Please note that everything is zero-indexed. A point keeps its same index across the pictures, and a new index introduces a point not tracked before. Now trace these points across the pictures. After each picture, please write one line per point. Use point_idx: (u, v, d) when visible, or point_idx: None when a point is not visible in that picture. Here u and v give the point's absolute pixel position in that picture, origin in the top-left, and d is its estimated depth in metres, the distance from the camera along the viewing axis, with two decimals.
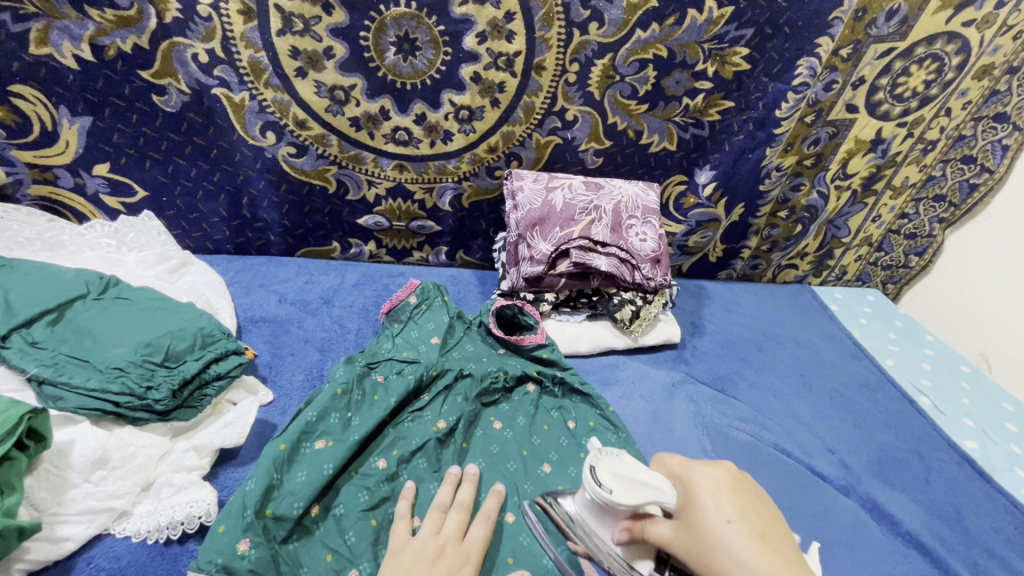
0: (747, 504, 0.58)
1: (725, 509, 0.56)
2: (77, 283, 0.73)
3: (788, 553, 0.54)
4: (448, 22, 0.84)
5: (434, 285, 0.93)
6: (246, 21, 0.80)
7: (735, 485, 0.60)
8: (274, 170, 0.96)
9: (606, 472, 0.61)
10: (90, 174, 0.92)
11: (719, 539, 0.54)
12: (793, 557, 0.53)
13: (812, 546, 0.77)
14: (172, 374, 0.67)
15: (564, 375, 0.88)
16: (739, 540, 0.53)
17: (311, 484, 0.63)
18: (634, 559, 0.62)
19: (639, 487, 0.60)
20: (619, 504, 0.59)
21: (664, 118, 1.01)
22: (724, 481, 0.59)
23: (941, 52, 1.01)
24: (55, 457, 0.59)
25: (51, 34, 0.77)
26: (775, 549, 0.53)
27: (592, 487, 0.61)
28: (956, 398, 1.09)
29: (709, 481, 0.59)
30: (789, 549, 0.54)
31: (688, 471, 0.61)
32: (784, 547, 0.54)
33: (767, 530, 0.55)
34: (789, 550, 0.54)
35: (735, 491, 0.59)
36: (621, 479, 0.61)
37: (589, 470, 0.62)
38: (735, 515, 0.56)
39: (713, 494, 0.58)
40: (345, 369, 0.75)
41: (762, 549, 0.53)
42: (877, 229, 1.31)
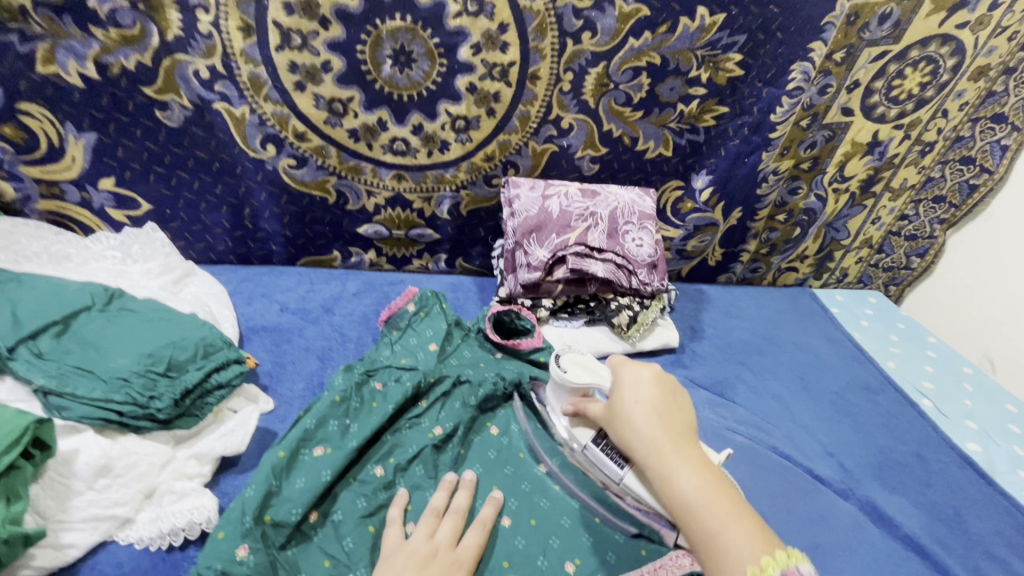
0: (661, 392, 0.69)
1: (639, 395, 0.68)
2: (82, 295, 0.74)
3: (683, 430, 0.65)
4: (443, 34, 0.86)
5: (432, 292, 0.93)
6: (245, 37, 0.82)
7: (656, 377, 0.70)
8: (274, 181, 0.98)
9: (568, 360, 0.76)
10: (96, 189, 0.94)
11: (627, 415, 0.66)
12: (684, 434, 0.65)
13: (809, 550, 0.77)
14: (174, 384, 0.68)
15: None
16: (642, 417, 0.65)
17: (309, 491, 0.65)
18: (579, 433, 0.75)
19: (590, 372, 0.74)
20: (571, 380, 0.74)
21: (659, 124, 1.02)
22: (644, 374, 0.70)
23: (936, 53, 1.01)
24: (60, 466, 0.60)
25: (57, 53, 0.79)
26: (668, 425, 0.65)
27: (555, 367, 0.77)
28: (958, 400, 1.08)
29: (633, 373, 0.70)
30: (683, 427, 0.66)
31: (619, 364, 0.73)
32: (680, 427, 0.65)
33: (671, 413, 0.67)
34: (681, 428, 0.65)
35: (653, 381, 0.70)
36: (579, 366, 0.75)
37: (555, 359, 0.77)
38: (646, 399, 0.67)
39: (631, 382, 0.69)
40: (343, 377, 0.76)
41: (658, 425, 0.65)
42: (877, 231, 1.31)
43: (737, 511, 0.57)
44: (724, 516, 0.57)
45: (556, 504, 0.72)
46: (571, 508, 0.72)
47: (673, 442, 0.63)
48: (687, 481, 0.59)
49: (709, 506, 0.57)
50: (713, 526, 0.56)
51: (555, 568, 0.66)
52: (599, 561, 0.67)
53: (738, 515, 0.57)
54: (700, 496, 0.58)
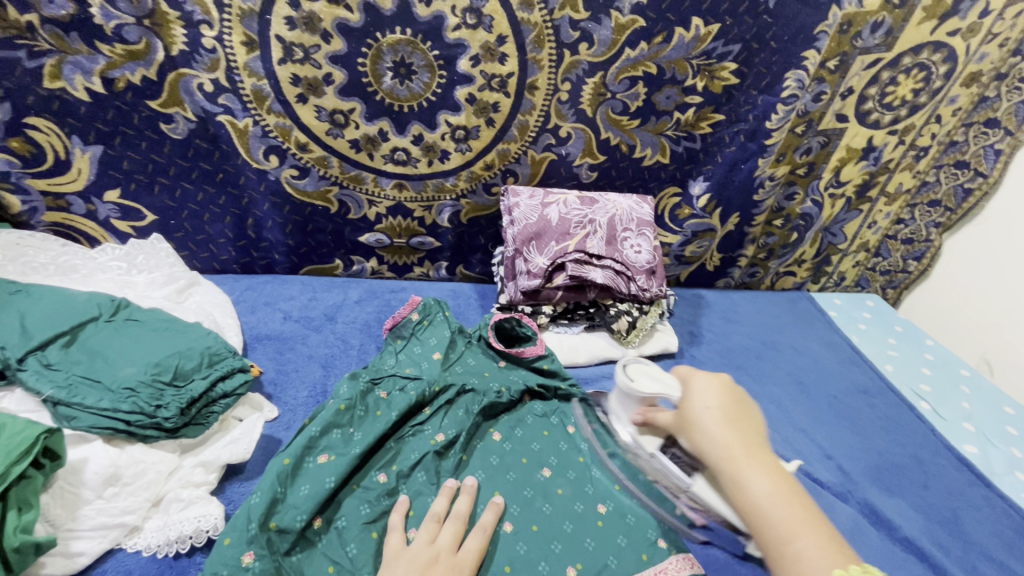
0: (734, 402, 0.65)
1: (709, 402, 0.65)
2: (89, 305, 0.76)
3: (756, 435, 0.62)
4: (442, 46, 0.87)
5: (435, 300, 0.96)
6: (248, 52, 0.83)
7: (728, 388, 0.67)
8: (277, 192, 0.99)
9: (634, 369, 0.77)
10: (101, 201, 0.95)
11: (698, 420, 0.64)
12: (756, 437, 0.62)
13: None
14: (180, 393, 0.69)
15: (567, 388, 0.91)
16: (715, 423, 0.62)
17: (313, 497, 0.66)
18: (645, 442, 0.76)
19: (657, 380, 0.75)
20: (638, 389, 0.75)
21: (656, 132, 1.03)
22: (719, 384, 0.67)
23: (928, 60, 1.02)
24: (69, 475, 0.61)
25: (64, 68, 0.81)
26: (740, 429, 0.62)
27: (621, 375, 0.78)
28: (956, 403, 1.09)
29: (704, 383, 0.67)
30: (756, 433, 0.63)
31: (690, 374, 0.69)
32: (753, 432, 0.62)
33: (742, 418, 0.63)
34: (752, 431, 0.62)
35: (727, 394, 0.66)
36: (645, 374, 0.76)
37: (621, 366, 0.78)
38: (718, 408, 0.64)
39: (704, 394, 0.66)
40: (348, 386, 0.77)
41: (730, 429, 0.62)
42: (874, 235, 1.32)
43: (811, 520, 0.54)
44: (797, 525, 0.53)
45: (558, 509, 0.73)
46: (574, 513, 0.73)
47: (742, 443, 0.60)
48: (759, 485, 0.56)
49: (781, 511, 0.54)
50: (785, 534, 0.53)
51: (557, 572, 0.66)
52: (601, 565, 0.68)
53: (814, 525, 0.53)
54: (773, 501, 0.55)
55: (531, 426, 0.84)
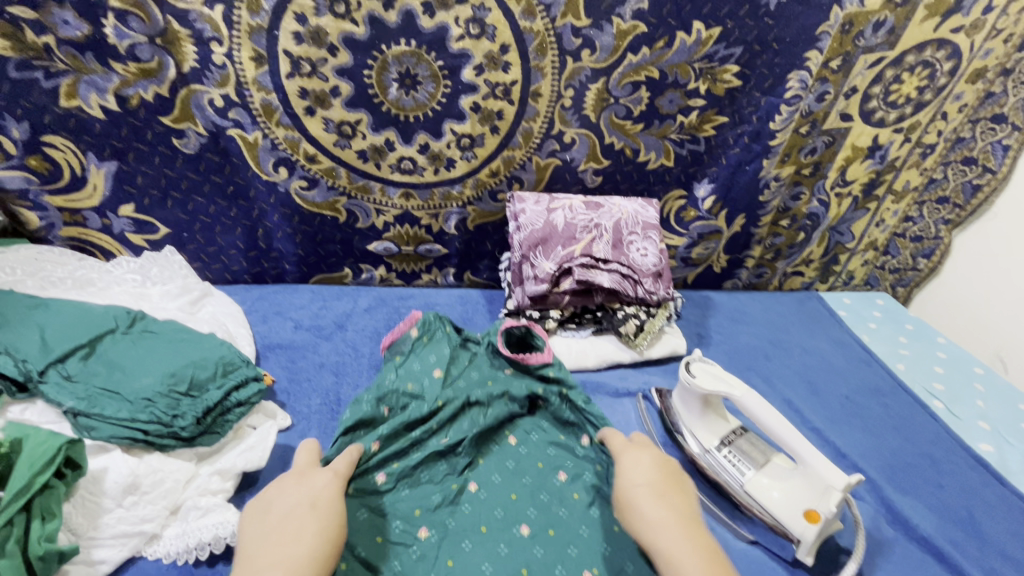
0: (661, 475, 0.71)
1: (633, 476, 0.71)
2: (107, 318, 0.77)
3: (684, 506, 0.67)
4: (447, 57, 0.89)
5: (435, 314, 0.90)
6: (257, 67, 0.85)
7: (651, 460, 0.73)
8: (287, 203, 1.01)
9: (698, 367, 0.83)
10: (116, 215, 0.97)
11: (631, 500, 0.68)
12: (679, 504, 0.67)
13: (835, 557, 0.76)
14: (196, 402, 0.71)
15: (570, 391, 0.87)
16: (645, 501, 0.67)
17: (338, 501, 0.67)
18: (703, 437, 0.84)
19: (719, 379, 0.81)
20: (698, 385, 0.81)
21: (660, 136, 1.04)
22: (637, 460, 0.73)
23: (932, 58, 1.02)
24: (91, 484, 0.63)
25: (80, 88, 0.83)
26: (672, 506, 0.67)
27: (684, 372, 0.84)
28: (970, 401, 1.08)
29: (631, 460, 0.73)
30: (682, 503, 0.68)
31: (623, 450, 0.76)
32: (671, 499, 0.68)
33: (664, 489, 0.69)
34: (684, 507, 0.67)
35: (652, 466, 0.72)
36: (707, 372, 0.83)
37: (685, 363, 0.85)
38: (647, 484, 0.69)
39: (630, 465, 0.73)
40: (351, 411, 0.76)
41: (656, 502, 0.67)
42: (881, 233, 1.32)
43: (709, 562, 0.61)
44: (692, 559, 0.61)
45: (574, 513, 0.73)
46: (590, 517, 0.73)
47: (674, 520, 0.65)
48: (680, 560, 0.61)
49: (679, 548, 0.62)
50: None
51: None
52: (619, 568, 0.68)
53: (697, 552, 0.62)
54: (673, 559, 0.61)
55: (546, 431, 0.84)
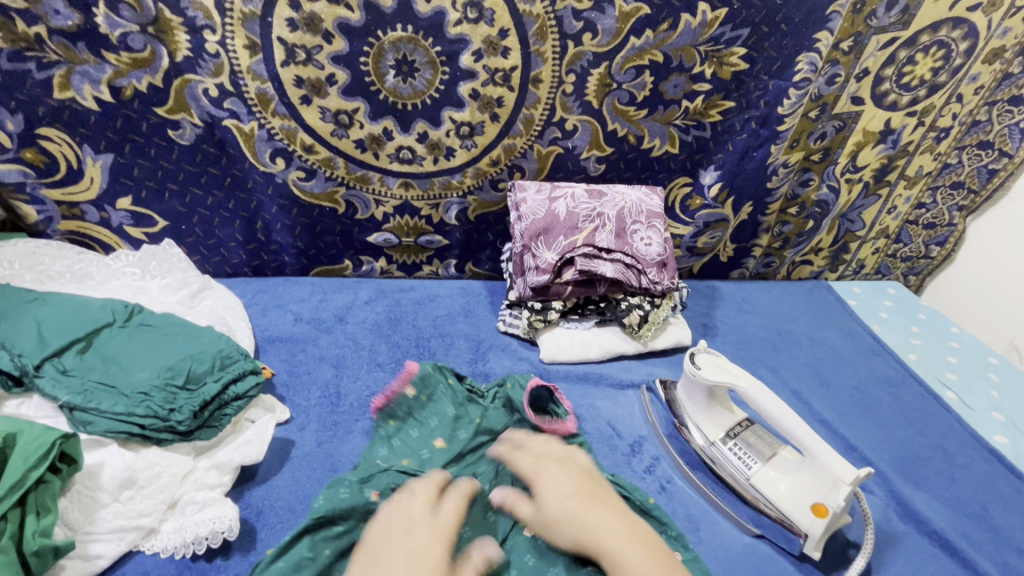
0: (582, 483, 0.68)
1: (562, 487, 0.67)
2: (104, 312, 0.77)
3: (611, 506, 0.66)
4: (444, 42, 0.87)
5: (433, 366, 0.85)
6: (251, 55, 0.84)
7: (560, 471, 0.70)
8: (285, 194, 0.99)
9: (703, 358, 0.82)
10: (114, 208, 0.96)
11: (563, 510, 0.64)
12: (610, 507, 0.65)
13: (846, 551, 0.75)
14: (193, 396, 0.70)
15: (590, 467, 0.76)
16: (576, 510, 0.64)
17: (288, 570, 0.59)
18: (708, 428, 0.82)
19: (725, 371, 0.79)
20: (703, 376, 0.79)
21: (664, 122, 1.01)
22: (548, 476, 0.69)
23: (947, 38, 0.99)
24: (87, 479, 0.62)
25: (73, 79, 0.82)
26: (602, 509, 0.64)
27: (688, 364, 0.82)
28: (984, 391, 1.05)
29: (551, 476, 0.69)
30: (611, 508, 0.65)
31: (537, 466, 0.71)
32: (599, 501, 0.66)
33: (592, 495, 0.66)
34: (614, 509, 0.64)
35: (571, 475, 0.69)
36: (713, 364, 0.80)
37: (689, 354, 0.83)
38: (574, 495, 0.66)
39: (551, 481, 0.68)
40: (325, 496, 0.66)
41: (585, 507, 0.64)
42: (894, 221, 1.28)
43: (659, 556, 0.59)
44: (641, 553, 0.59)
45: None
46: None
47: (608, 520, 0.62)
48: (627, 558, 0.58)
49: (621, 544, 0.60)
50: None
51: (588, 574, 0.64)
52: None
53: (641, 546, 0.60)
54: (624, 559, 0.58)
55: None
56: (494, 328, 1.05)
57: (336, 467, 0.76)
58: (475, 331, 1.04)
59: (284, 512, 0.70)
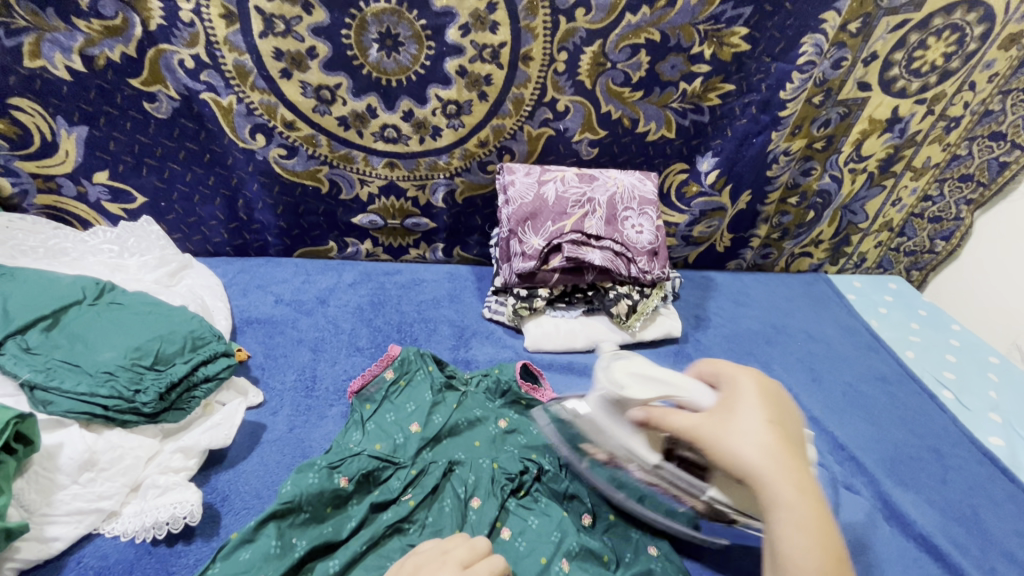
0: (782, 417, 0.55)
1: (756, 407, 0.54)
2: (74, 288, 0.75)
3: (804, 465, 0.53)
4: (430, 15, 0.83)
5: (416, 352, 0.83)
6: (228, 25, 0.80)
7: (763, 385, 0.56)
8: (266, 172, 0.96)
9: (621, 368, 0.59)
10: (91, 182, 0.94)
11: (758, 435, 0.51)
12: (804, 466, 0.52)
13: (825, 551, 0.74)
14: (160, 377, 0.68)
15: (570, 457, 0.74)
16: (774, 441, 0.51)
17: (254, 562, 0.58)
18: (643, 452, 0.58)
19: (653, 379, 0.58)
20: (630, 396, 0.57)
21: (660, 104, 0.97)
22: (753, 387, 0.55)
23: (961, 21, 0.94)
24: (45, 460, 0.61)
25: (43, 47, 0.79)
26: (794, 453, 0.52)
27: (606, 381, 0.58)
28: (982, 392, 1.02)
29: (754, 387, 0.56)
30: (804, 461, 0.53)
31: (733, 373, 0.57)
32: (796, 448, 0.53)
33: (791, 436, 0.53)
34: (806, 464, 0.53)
35: (772, 399, 0.55)
36: (635, 373, 0.58)
37: (602, 367, 0.59)
38: (775, 426, 0.52)
39: (752, 397, 0.54)
40: (294, 481, 0.63)
41: (784, 447, 0.51)
42: (898, 213, 1.24)
43: (833, 544, 0.48)
44: (819, 530, 0.48)
45: None
46: None
47: (800, 475, 0.50)
48: (806, 534, 0.48)
49: (804, 510, 0.49)
50: (794, 557, 0.48)
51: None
52: None
53: (822, 528, 0.49)
54: (804, 533, 0.48)
55: (546, 513, 0.69)
56: (479, 315, 1.03)
57: (307, 452, 0.75)
58: (460, 317, 1.02)
59: (250, 497, 0.68)
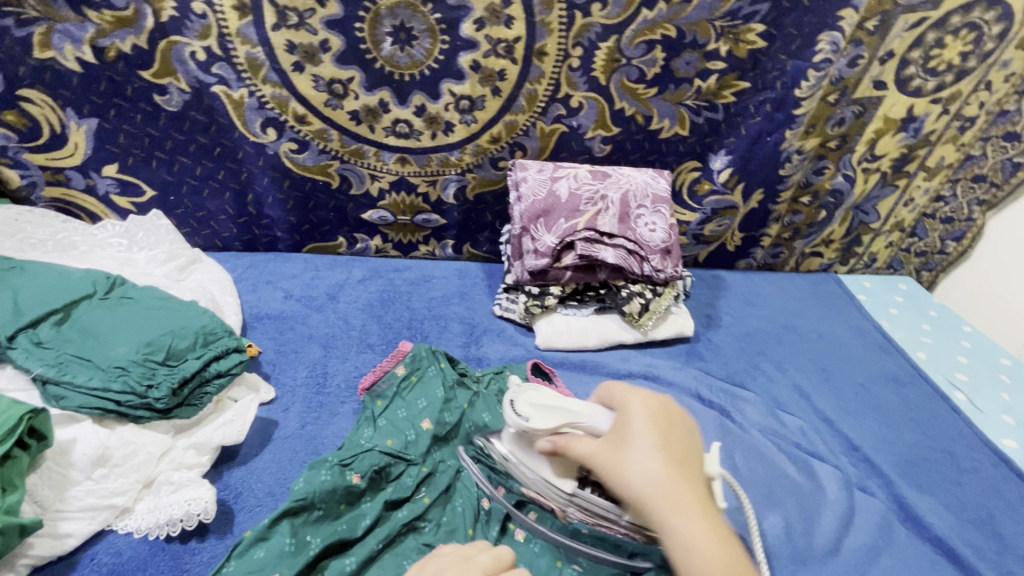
0: (675, 436, 0.57)
1: (645, 432, 0.56)
2: (84, 282, 0.74)
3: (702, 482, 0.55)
4: (444, 9, 0.82)
5: (428, 349, 0.82)
6: (240, 17, 0.79)
7: (654, 408, 0.59)
8: (276, 166, 0.96)
9: (525, 402, 0.65)
10: (100, 175, 0.93)
11: (643, 459, 0.54)
12: (697, 484, 0.54)
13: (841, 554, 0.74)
14: (173, 372, 0.67)
15: None
16: (660, 464, 0.53)
17: (270, 559, 0.57)
18: (560, 479, 0.62)
19: (555, 410, 0.64)
20: (534, 428, 0.63)
21: (674, 101, 0.96)
22: (641, 411, 0.59)
23: (980, 20, 0.93)
24: (58, 456, 0.60)
25: (54, 37, 0.78)
26: (686, 471, 0.54)
27: (512, 414, 0.64)
28: (995, 394, 1.01)
29: (644, 411, 0.58)
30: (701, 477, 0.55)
31: (624, 399, 0.61)
32: (687, 467, 0.55)
33: (681, 455, 0.55)
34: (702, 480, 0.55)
35: (664, 421, 0.58)
36: (538, 406, 0.64)
37: (509, 403, 0.65)
38: (663, 449, 0.55)
39: (639, 421, 0.57)
40: (306, 479, 0.63)
41: (672, 469, 0.53)
42: (910, 213, 1.23)
43: (733, 557, 0.49)
44: (714, 547, 0.49)
45: None
46: None
47: (689, 493, 0.52)
48: (701, 552, 0.49)
49: (694, 527, 0.50)
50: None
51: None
52: None
53: (719, 542, 0.49)
54: (696, 553, 0.49)
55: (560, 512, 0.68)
56: (489, 312, 1.02)
57: (319, 450, 0.74)
58: (470, 314, 1.01)
59: (263, 495, 0.68)
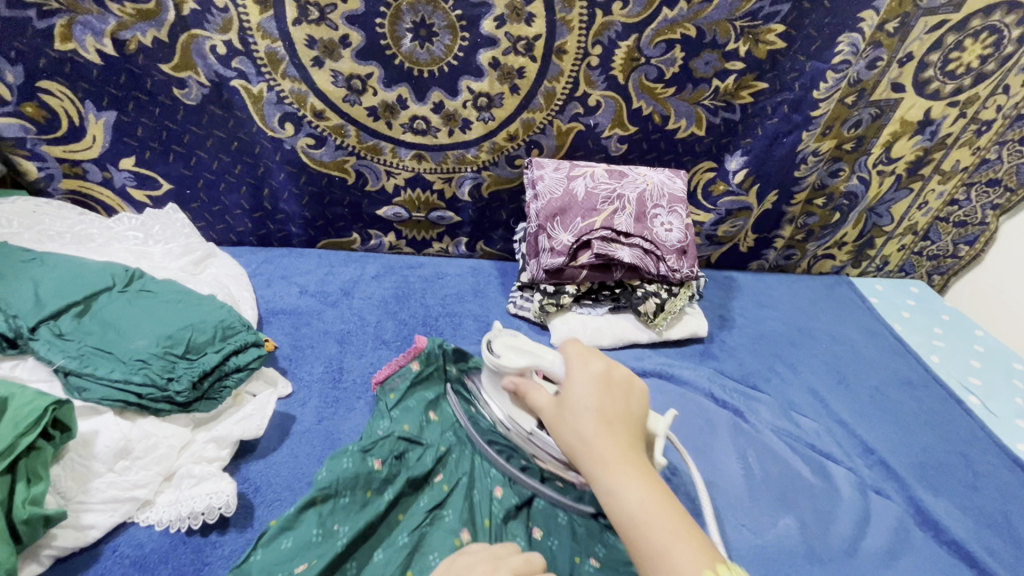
0: (612, 396, 0.57)
1: (583, 391, 0.57)
2: (103, 275, 0.74)
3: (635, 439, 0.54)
4: (466, 5, 0.82)
5: (440, 345, 0.78)
6: (262, 11, 0.79)
7: (595, 368, 0.59)
8: (293, 161, 0.96)
9: (500, 343, 0.68)
10: (117, 168, 0.93)
11: (574, 418, 0.55)
12: (628, 440, 0.54)
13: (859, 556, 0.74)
14: (193, 366, 0.68)
15: None
16: (589, 423, 0.54)
17: (295, 551, 0.58)
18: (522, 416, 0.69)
19: (525, 352, 0.66)
20: (505, 365, 0.65)
21: (692, 101, 0.96)
22: (580, 372, 0.59)
23: (1000, 23, 0.93)
24: (80, 447, 0.60)
25: (75, 29, 0.78)
26: (618, 429, 0.54)
27: (487, 354, 0.67)
28: (1008, 398, 1.01)
29: (584, 373, 0.59)
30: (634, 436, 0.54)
31: (572, 359, 0.61)
32: (619, 425, 0.55)
33: (615, 413, 0.55)
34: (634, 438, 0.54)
35: (604, 381, 0.58)
36: (511, 348, 0.67)
37: (486, 343, 0.68)
38: (596, 409, 0.55)
39: (578, 382, 0.58)
40: (329, 467, 0.64)
41: (602, 428, 0.54)
42: (923, 217, 1.23)
43: (655, 509, 0.48)
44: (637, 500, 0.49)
45: None
46: None
47: (616, 448, 0.53)
48: (623, 502, 0.49)
49: (617, 481, 0.50)
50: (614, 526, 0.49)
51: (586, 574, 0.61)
52: None
53: (643, 495, 0.49)
54: (616, 505, 0.49)
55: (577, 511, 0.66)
56: (504, 310, 1.03)
57: (336, 445, 0.74)
58: (484, 312, 1.01)
59: (282, 489, 0.68)
